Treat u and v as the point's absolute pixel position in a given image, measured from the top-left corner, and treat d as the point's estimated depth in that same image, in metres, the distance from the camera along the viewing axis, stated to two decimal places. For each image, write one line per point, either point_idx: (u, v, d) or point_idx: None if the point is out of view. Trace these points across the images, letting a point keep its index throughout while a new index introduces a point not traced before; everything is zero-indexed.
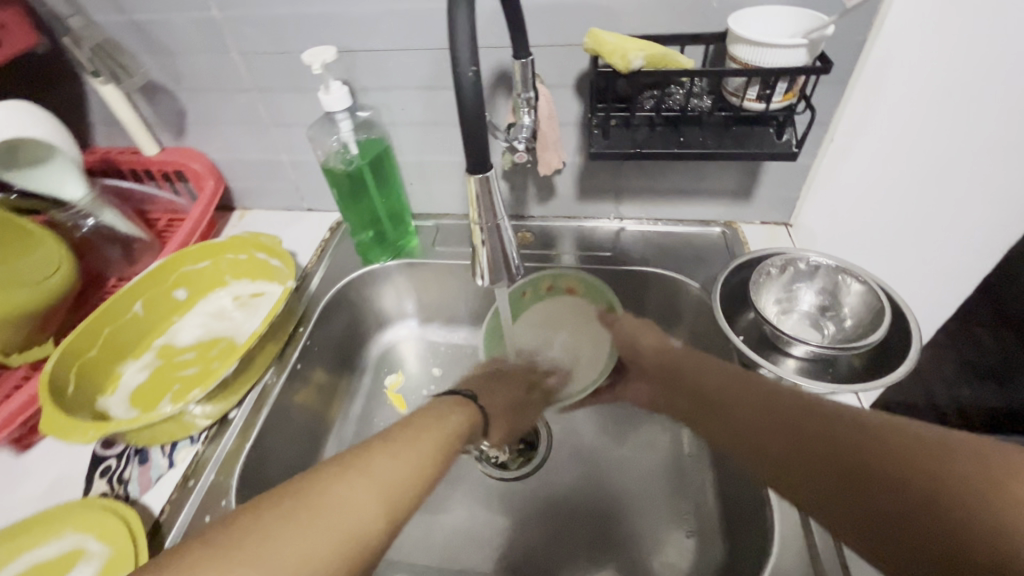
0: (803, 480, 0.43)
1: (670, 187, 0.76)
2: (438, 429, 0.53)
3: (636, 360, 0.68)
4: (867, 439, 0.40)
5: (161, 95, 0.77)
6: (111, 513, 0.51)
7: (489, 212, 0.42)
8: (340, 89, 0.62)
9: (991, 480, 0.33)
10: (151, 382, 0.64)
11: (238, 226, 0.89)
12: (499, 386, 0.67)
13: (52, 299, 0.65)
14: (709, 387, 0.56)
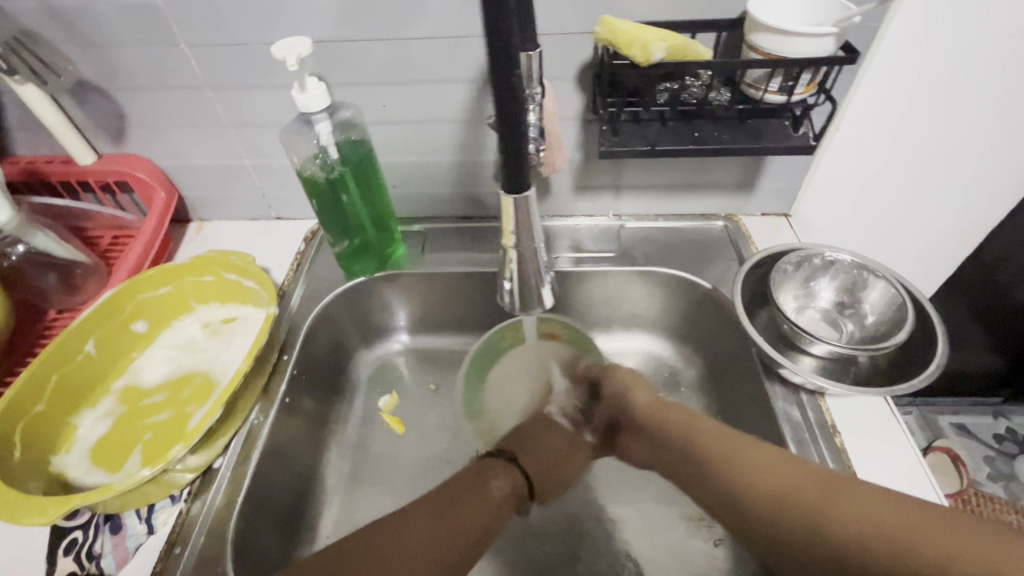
0: (747, 533, 0.43)
1: (672, 182, 0.73)
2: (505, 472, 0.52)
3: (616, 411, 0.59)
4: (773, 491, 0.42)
5: (94, 94, 0.66)
6: None
7: (527, 235, 0.37)
8: (317, 87, 0.55)
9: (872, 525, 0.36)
10: (114, 433, 0.56)
11: (196, 240, 0.79)
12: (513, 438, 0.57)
13: None
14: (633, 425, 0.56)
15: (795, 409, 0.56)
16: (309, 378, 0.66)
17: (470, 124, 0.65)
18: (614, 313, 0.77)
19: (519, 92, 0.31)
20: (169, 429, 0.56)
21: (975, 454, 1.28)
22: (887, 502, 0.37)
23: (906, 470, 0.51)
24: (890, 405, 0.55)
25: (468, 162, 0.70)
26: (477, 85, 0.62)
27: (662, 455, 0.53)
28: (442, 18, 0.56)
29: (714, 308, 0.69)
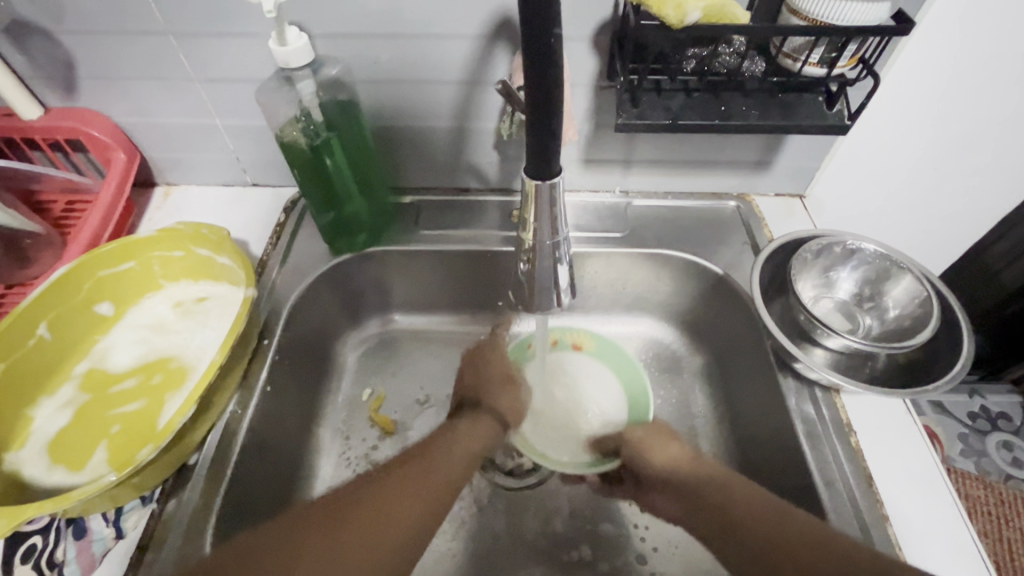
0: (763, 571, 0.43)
1: (685, 158, 0.68)
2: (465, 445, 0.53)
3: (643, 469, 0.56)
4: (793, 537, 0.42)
5: (36, 37, 0.57)
6: None
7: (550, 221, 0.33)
8: (299, 39, 0.48)
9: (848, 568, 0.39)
10: (75, 426, 0.50)
11: (163, 208, 0.72)
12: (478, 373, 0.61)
13: None
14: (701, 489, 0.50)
15: (810, 405, 0.53)
16: (292, 363, 0.61)
17: (470, 86, 0.59)
18: (618, 295, 0.73)
19: (555, 59, 0.26)
20: (139, 420, 0.51)
21: None
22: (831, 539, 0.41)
23: (917, 470, 0.50)
24: (907, 404, 0.54)
25: (466, 129, 0.63)
26: (481, 43, 0.55)
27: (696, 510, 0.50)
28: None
29: (723, 293, 0.66)
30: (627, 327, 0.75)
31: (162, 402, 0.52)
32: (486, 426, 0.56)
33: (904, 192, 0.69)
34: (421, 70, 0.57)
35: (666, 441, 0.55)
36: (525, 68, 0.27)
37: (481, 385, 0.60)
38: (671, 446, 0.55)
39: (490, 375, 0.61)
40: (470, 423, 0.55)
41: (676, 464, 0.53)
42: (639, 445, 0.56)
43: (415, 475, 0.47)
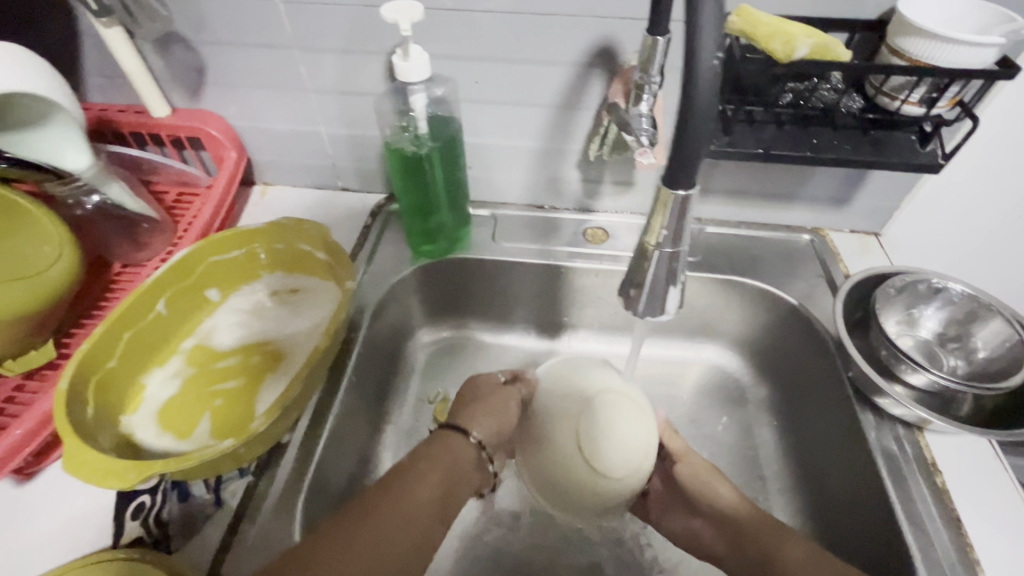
0: None
1: (762, 190, 0.69)
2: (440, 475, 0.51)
3: (715, 516, 0.55)
4: None
5: (178, 47, 0.63)
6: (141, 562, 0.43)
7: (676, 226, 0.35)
8: (420, 56, 0.52)
9: None
10: (182, 396, 0.54)
11: (260, 205, 0.77)
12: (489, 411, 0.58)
13: (53, 294, 0.52)
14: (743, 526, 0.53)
15: (891, 440, 0.53)
16: (371, 358, 0.64)
17: (562, 109, 0.62)
18: (684, 319, 0.74)
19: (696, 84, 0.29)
20: (240, 397, 0.54)
21: None
22: None
23: (1008, 521, 0.49)
24: (997, 449, 0.52)
25: (552, 149, 0.67)
26: (579, 69, 0.59)
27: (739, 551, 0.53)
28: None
29: (792, 326, 0.66)
30: (690, 353, 0.76)
31: (262, 381, 0.55)
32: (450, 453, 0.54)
33: (986, 237, 0.68)
34: (518, 92, 0.61)
35: (718, 479, 0.57)
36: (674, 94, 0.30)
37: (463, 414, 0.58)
38: (721, 483, 0.56)
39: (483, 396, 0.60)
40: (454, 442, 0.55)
41: (730, 504, 0.55)
42: (698, 483, 0.57)
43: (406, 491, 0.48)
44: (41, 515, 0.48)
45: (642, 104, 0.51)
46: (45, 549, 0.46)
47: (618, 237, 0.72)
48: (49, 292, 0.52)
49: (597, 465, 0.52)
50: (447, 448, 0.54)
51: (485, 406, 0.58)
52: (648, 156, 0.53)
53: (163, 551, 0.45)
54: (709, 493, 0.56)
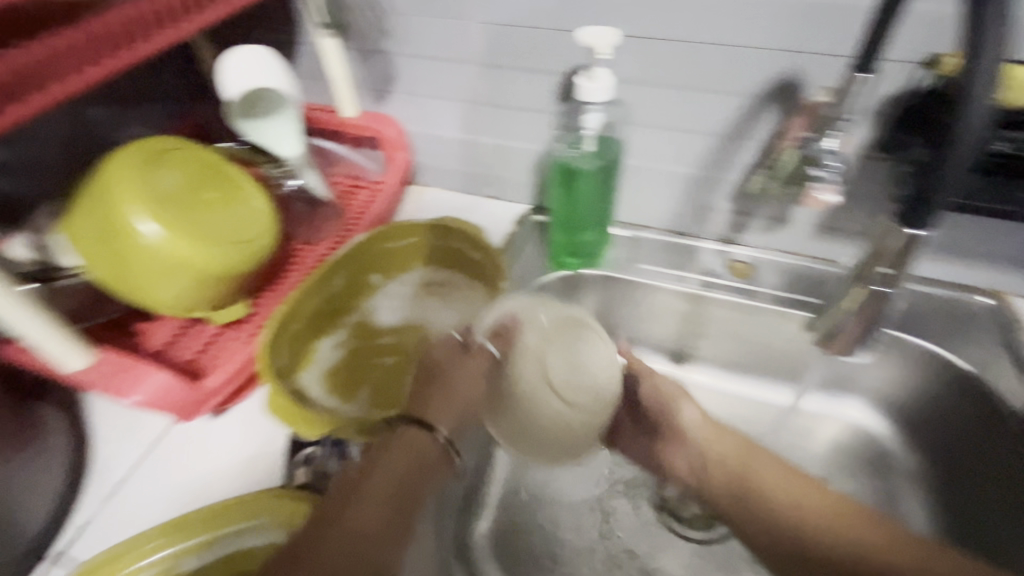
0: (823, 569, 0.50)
1: (937, 243, 0.64)
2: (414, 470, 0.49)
3: (703, 477, 0.60)
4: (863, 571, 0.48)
5: (377, 57, 0.72)
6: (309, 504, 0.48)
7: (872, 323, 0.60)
8: (607, 77, 0.55)
9: None
10: (346, 364, 0.60)
11: (414, 203, 0.84)
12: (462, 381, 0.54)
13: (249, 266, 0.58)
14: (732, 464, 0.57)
15: None
16: None
17: (725, 140, 0.62)
18: (823, 369, 0.70)
19: None
20: (394, 374, 0.60)
21: None
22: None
23: None
24: None
25: (706, 178, 0.67)
26: (755, 101, 0.58)
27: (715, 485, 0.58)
28: (733, 26, 0.54)
29: (962, 395, 0.61)
30: (827, 407, 0.71)
31: (415, 362, 0.61)
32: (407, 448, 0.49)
33: None
34: (685, 118, 0.62)
35: (688, 400, 0.61)
36: None
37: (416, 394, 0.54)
38: (763, 460, 0.56)
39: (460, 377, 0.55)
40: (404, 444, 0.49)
41: (724, 449, 0.58)
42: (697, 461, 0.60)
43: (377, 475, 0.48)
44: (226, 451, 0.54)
45: (827, 138, 0.51)
46: (224, 479, 0.53)
47: (763, 274, 0.70)
48: (255, 227, 0.58)
49: (537, 401, 0.54)
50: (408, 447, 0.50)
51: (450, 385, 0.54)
52: (830, 194, 0.51)
53: (324, 499, 0.50)
54: (674, 410, 0.61)
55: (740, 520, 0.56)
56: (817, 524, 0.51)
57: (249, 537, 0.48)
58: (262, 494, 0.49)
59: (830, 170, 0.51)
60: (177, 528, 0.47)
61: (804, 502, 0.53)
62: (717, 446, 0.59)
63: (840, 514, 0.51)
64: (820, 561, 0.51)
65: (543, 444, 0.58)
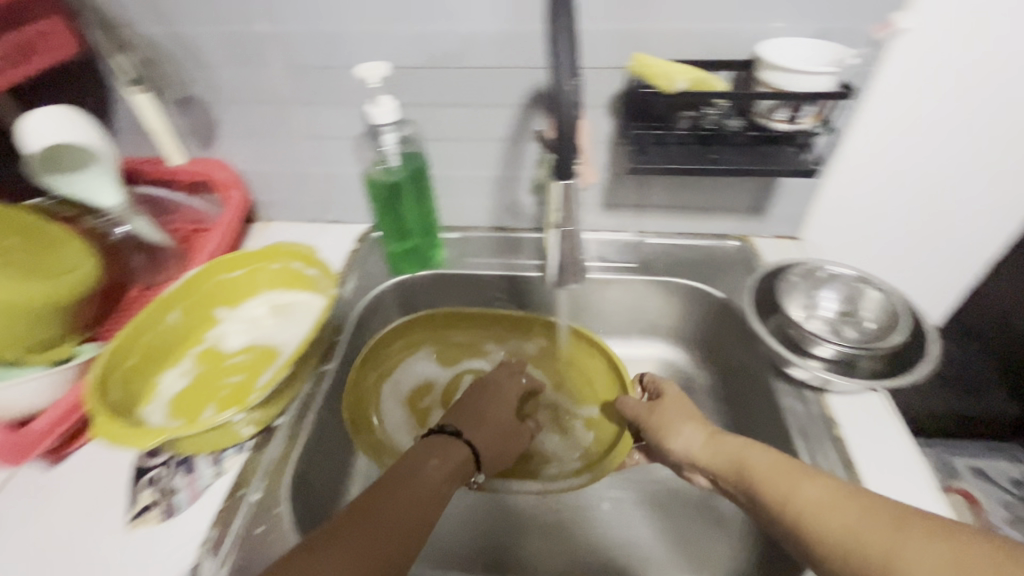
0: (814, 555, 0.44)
1: (691, 202, 0.79)
2: (412, 485, 0.49)
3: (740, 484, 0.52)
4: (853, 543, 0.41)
5: (195, 106, 0.77)
6: (503, 321, 0.78)
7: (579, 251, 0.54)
8: (390, 103, 0.65)
9: (856, 543, 0.41)
10: (191, 390, 0.63)
11: (261, 237, 0.89)
12: (476, 414, 0.61)
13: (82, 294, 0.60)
14: (757, 468, 0.50)
15: (801, 403, 0.61)
16: (358, 362, 0.73)
17: (513, 143, 0.75)
18: (634, 318, 0.84)
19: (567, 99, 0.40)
20: (242, 388, 0.64)
21: (988, 497, 1.35)
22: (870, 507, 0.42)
23: (902, 464, 0.56)
24: (886, 404, 0.60)
25: (508, 176, 0.79)
26: (521, 109, 0.71)
27: (726, 476, 0.53)
28: (483, 50, 0.66)
29: (727, 316, 0.75)
30: (640, 351, 0.85)
31: (261, 372, 0.66)
32: (443, 462, 0.53)
33: (885, 230, 0.81)
34: (474, 130, 0.74)
35: (682, 425, 0.59)
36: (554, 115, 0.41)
37: (461, 415, 0.61)
38: (757, 451, 0.52)
39: (493, 414, 0.62)
40: (439, 461, 0.53)
41: (693, 445, 0.57)
42: (642, 412, 0.64)
43: (384, 505, 0.46)
44: (70, 494, 0.56)
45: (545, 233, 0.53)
46: (67, 521, 0.54)
47: None
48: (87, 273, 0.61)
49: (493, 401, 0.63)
50: (428, 474, 0.51)
51: (484, 427, 0.60)
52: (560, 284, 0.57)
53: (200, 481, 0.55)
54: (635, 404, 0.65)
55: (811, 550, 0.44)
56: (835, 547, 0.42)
57: (431, 464, 0.52)
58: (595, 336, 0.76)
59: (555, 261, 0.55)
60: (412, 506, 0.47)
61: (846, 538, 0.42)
62: (693, 446, 0.57)
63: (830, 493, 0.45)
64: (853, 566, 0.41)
65: (669, 411, 0.62)
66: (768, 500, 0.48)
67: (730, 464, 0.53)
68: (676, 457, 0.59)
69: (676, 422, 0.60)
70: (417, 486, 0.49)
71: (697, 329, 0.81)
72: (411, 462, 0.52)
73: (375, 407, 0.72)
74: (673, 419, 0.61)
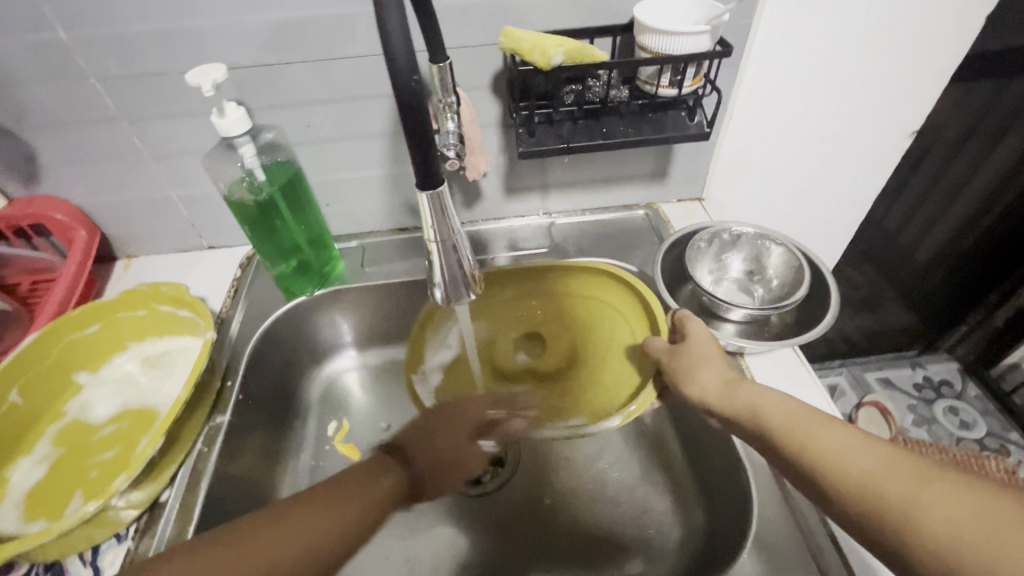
0: (829, 497, 0.40)
1: (593, 177, 0.77)
2: (357, 494, 0.42)
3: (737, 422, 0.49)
4: (870, 483, 0.38)
5: (0, 137, 0.64)
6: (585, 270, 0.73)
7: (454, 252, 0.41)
8: (236, 112, 0.57)
9: (870, 482, 0.38)
10: (51, 479, 0.54)
11: (125, 278, 0.77)
12: (445, 421, 0.53)
13: None
14: (764, 409, 0.47)
15: (722, 370, 0.61)
16: (259, 403, 0.66)
17: (396, 137, 0.68)
18: None
19: (422, 96, 0.34)
20: (116, 465, 0.55)
21: (898, 405, 1.50)
22: (867, 445, 0.40)
23: (820, 413, 0.57)
24: (799, 356, 0.61)
25: (398, 174, 0.73)
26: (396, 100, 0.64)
27: (728, 416, 0.50)
28: (339, 38, 0.59)
29: (642, 289, 0.74)
30: None
31: (138, 442, 0.57)
32: (390, 482, 0.45)
33: (781, 181, 0.82)
34: (349, 129, 0.67)
35: (704, 364, 0.54)
36: (403, 116, 0.35)
37: (434, 442, 0.52)
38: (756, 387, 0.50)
39: (442, 445, 0.52)
40: (391, 479, 0.46)
41: (712, 384, 0.53)
42: (667, 353, 0.59)
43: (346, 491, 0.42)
44: None
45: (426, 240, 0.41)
46: None
47: (480, 242, 0.78)
48: None
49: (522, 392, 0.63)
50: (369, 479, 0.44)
51: (449, 426, 0.53)
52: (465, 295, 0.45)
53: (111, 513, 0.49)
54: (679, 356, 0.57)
55: (824, 494, 0.41)
56: (851, 488, 0.39)
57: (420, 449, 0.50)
58: (619, 273, 0.71)
59: (447, 274, 0.42)
60: (332, 503, 0.41)
61: (853, 476, 0.39)
62: (707, 376, 0.53)
63: (843, 435, 0.42)
64: (878, 511, 0.37)
65: (701, 344, 0.57)
66: (779, 444, 0.45)
67: (738, 407, 0.49)
68: (687, 399, 0.55)
69: (686, 366, 0.56)
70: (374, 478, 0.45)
71: None
72: (365, 466, 0.45)
73: (433, 331, 0.72)
74: (693, 347, 0.57)
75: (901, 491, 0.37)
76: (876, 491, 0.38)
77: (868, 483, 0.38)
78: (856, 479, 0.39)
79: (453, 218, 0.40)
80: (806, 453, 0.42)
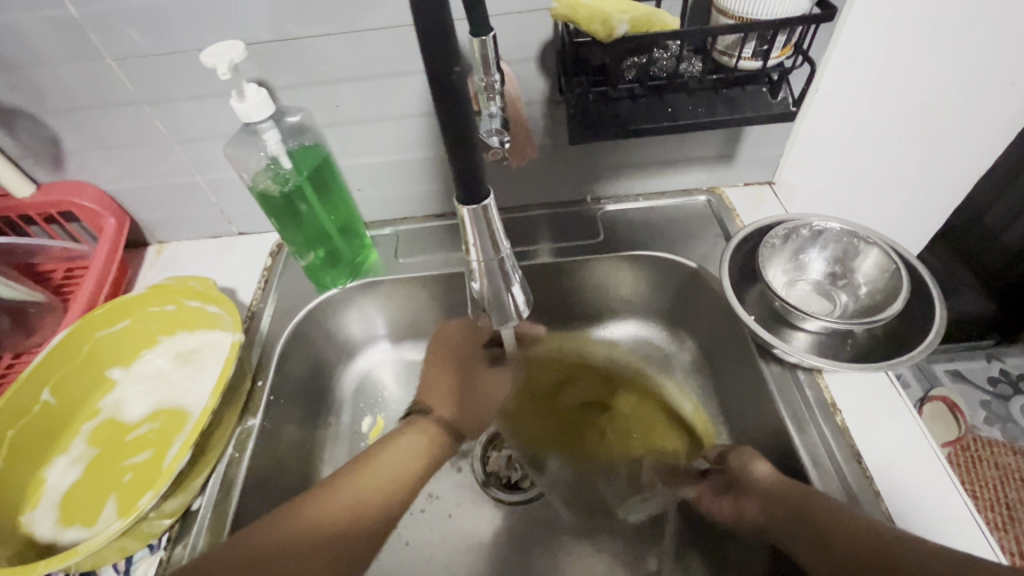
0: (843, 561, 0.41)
1: (650, 159, 0.68)
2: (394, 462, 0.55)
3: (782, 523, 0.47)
4: (890, 547, 0.39)
5: (22, 121, 0.61)
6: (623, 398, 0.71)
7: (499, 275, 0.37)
8: (258, 94, 0.51)
9: (889, 545, 0.40)
10: (86, 482, 0.54)
11: (157, 264, 0.75)
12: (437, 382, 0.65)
13: None
14: (787, 490, 0.47)
15: (796, 388, 0.53)
16: (290, 401, 0.63)
17: (432, 117, 0.62)
18: (602, 301, 0.74)
19: (466, 91, 0.28)
20: (148, 470, 0.54)
21: (969, 401, 1.33)
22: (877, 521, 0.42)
23: (912, 446, 0.49)
24: (889, 377, 0.54)
25: (433, 157, 0.66)
26: None
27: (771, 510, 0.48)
28: (369, 6, 0.52)
29: (703, 287, 0.66)
30: (606, 334, 0.75)
31: (169, 444, 0.56)
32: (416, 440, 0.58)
33: (869, 165, 0.71)
34: (381, 109, 0.61)
35: (760, 459, 0.52)
36: (441, 116, 0.29)
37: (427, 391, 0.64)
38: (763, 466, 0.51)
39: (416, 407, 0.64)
40: (413, 434, 0.58)
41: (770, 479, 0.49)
42: (739, 465, 0.53)
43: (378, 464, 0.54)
44: None
45: (465, 254, 0.36)
46: None
47: (520, 230, 0.72)
48: None
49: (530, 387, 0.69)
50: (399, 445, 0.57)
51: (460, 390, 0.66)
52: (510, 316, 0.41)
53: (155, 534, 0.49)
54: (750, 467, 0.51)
55: (844, 554, 0.41)
56: (870, 551, 0.40)
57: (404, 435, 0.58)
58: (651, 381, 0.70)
59: (489, 291, 0.38)
60: (376, 474, 0.53)
61: (881, 542, 0.40)
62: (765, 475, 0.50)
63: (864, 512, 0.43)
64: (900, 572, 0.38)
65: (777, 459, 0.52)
66: (798, 525, 0.45)
67: (772, 486, 0.48)
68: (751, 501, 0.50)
69: (744, 464, 0.52)
70: (392, 463, 0.55)
71: (670, 303, 0.71)
72: (414, 441, 0.58)
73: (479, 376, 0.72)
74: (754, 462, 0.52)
75: (923, 549, 0.38)
76: (898, 556, 0.39)
77: (889, 547, 0.39)
78: (879, 545, 0.40)
79: (498, 231, 0.35)
80: (831, 522, 0.43)
